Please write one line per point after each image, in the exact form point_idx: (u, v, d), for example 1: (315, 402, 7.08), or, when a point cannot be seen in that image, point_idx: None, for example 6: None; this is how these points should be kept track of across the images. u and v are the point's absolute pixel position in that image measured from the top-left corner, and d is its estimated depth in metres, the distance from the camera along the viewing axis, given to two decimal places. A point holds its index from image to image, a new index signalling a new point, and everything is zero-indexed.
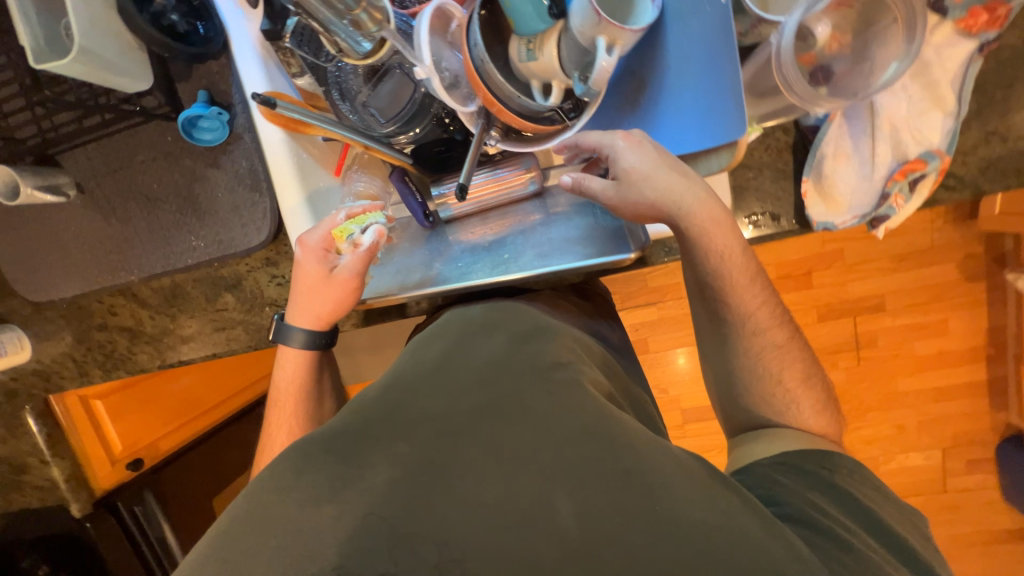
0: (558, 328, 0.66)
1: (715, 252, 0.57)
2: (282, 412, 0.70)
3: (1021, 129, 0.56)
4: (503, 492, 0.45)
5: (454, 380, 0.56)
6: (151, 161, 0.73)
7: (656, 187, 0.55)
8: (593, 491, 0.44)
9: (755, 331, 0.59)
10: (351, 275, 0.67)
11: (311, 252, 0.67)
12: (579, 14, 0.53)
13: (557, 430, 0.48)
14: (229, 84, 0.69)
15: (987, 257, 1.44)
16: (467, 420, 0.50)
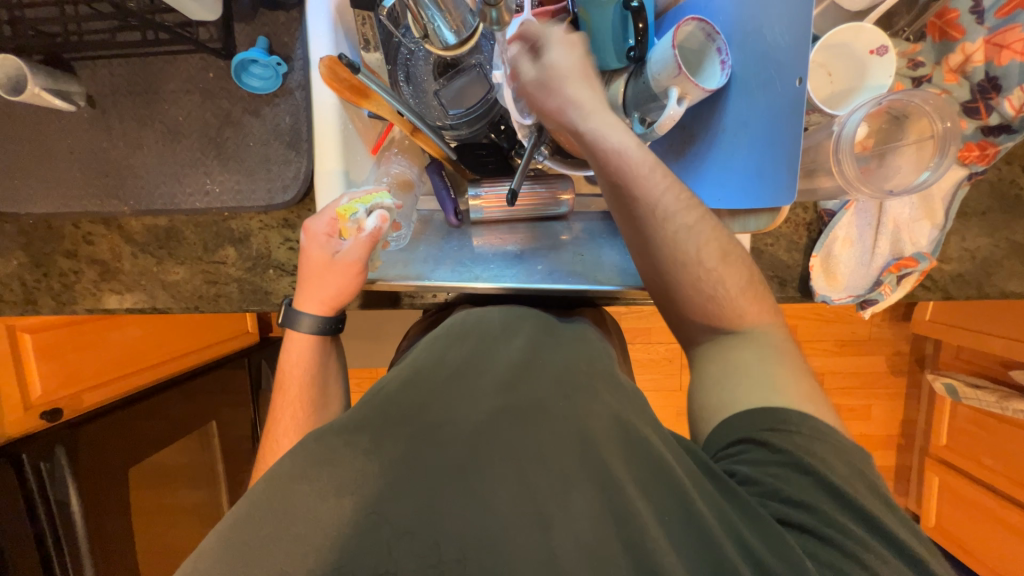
0: (580, 338, 0.65)
1: (615, 150, 0.53)
2: (286, 398, 0.65)
3: (984, 251, 0.67)
4: (521, 491, 0.42)
5: (477, 381, 0.52)
6: (184, 93, 0.68)
7: (570, 88, 0.55)
8: (609, 496, 0.42)
9: (668, 218, 0.53)
10: (356, 260, 0.64)
11: (314, 239, 0.64)
12: (661, 62, 0.57)
13: (583, 435, 0.46)
14: (293, 39, 0.67)
15: (911, 356, 1.63)
16: (487, 422, 0.46)
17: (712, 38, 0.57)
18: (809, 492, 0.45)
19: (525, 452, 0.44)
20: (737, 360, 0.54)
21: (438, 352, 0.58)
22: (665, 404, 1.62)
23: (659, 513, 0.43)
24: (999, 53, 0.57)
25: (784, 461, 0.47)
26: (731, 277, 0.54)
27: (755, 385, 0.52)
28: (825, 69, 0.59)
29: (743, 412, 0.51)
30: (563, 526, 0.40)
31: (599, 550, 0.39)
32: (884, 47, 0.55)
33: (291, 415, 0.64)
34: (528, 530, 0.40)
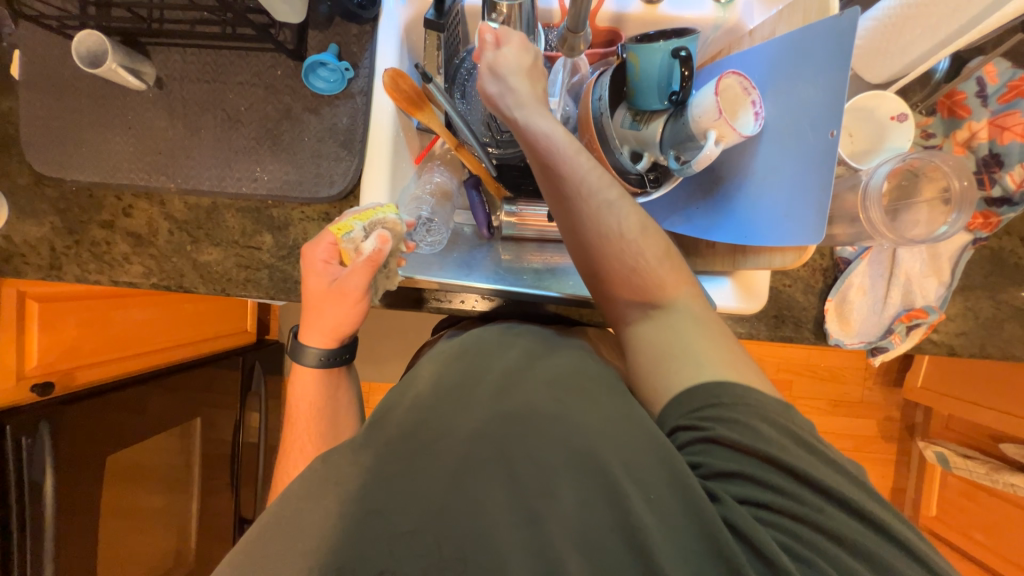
0: (576, 348, 0.64)
1: (552, 145, 0.55)
2: (295, 430, 0.65)
3: (987, 313, 0.71)
4: (516, 488, 0.44)
5: (480, 393, 0.52)
6: (250, 87, 0.72)
7: (512, 78, 0.57)
8: (598, 488, 0.44)
9: (594, 195, 0.55)
10: (355, 288, 0.62)
11: (312, 266, 0.63)
12: (702, 106, 0.62)
13: (573, 433, 0.47)
14: (362, 50, 0.72)
15: (901, 423, 1.66)
16: (490, 430, 0.47)
17: (747, 91, 0.62)
18: (757, 469, 0.46)
19: (525, 450, 0.46)
20: (670, 338, 0.55)
21: (443, 366, 0.56)
22: None
23: (647, 499, 0.44)
24: (1001, 133, 0.64)
25: (723, 443, 0.47)
26: (653, 252, 0.57)
27: (687, 367, 0.53)
28: (849, 132, 0.65)
29: (674, 400, 0.52)
30: (556, 520, 0.43)
31: (590, 534, 0.43)
32: (904, 114, 0.60)
33: (302, 444, 0.64)
34: (519, 527, 0.43)
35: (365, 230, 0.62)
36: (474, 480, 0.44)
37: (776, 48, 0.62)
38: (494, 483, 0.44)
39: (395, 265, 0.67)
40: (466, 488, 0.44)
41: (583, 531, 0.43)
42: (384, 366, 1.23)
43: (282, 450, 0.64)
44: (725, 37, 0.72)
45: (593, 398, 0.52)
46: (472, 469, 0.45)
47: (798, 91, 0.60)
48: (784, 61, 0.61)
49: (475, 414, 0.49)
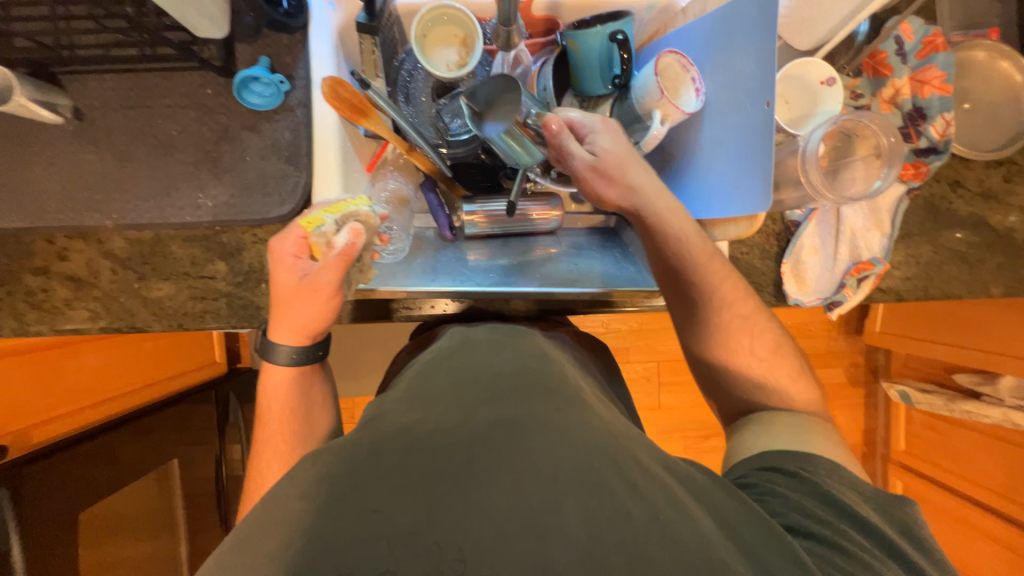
0: (555, 354, 0.63)
1: (674, 235, 0.61)
2: (268, 428, 0.63)
3: (926, 257, 0.76)
4: (517, 500, 0.38)
5: (470, 397, 0.50)
6: (180, 109, 0.68)
7: (627, 172, 0.61)
8: (604, 501, 0.39)
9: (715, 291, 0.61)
10: (327, 283, 0.58)
11: (280, 262, 0.59)
12: (645, 88, 0.63)
13: (576, 446, 0.43)
14: (296, 60, 0.69)
15: (866, 368, 1.76)
16: (481, 431, 0.44)
17: (686, 69, 0.64)
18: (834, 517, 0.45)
19: (526, 457, 0.41)
20: (773, 422, 0.58)
21: (426, 376, 0.56)
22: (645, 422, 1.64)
23: (656, 521, 0.39)
24: (921, 88, 0.68)
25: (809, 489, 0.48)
26: (766, 345, 0.62)
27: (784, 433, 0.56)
28: (783, 98, 0.68)
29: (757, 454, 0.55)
30: (558, 534, 0.36)
31: (595, 552, 0.36)
32: (831, 78, 0.63)
33: (275, 442, 0.62)
34: (526, 539, 0.36)
35: (336, 224, 0.59)
36: (471, 483, 0.39)
37: (709, 22, 0.63)
38: (497, 487, 0.39)
39: (368, 259, 0.66)
40: (456, 499, 0.37)
41: (586, 544, 0.36)
42: (365, 379, 1.21)
43: (254, 448, 0.63)
44: (660, 16, 0.71)
45: (572, 399, 0.50)
46: (471, 472, 0.40)
47: (733, 63, 0.61)
48: (717, 35, 0.62)
49: (465, 418, 0.46)
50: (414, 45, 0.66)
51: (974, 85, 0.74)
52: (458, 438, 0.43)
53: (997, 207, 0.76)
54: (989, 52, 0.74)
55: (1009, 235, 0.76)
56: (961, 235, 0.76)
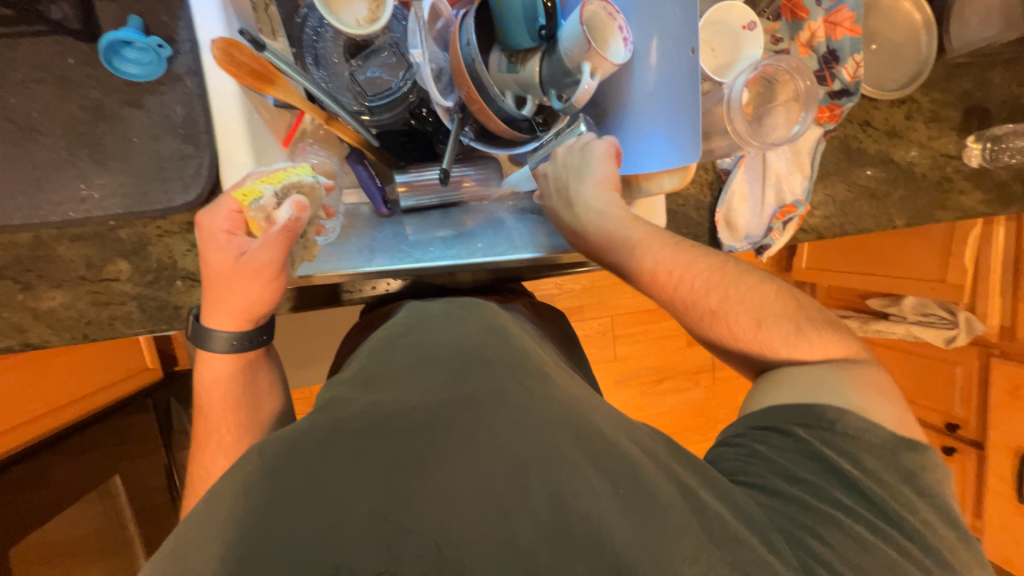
0: (509, 324, 0.59)
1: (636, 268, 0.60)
2: (210, 422, 0.58)
3: (841, 195, 0.82)
4: (481, 480, 0.37)
5: (429, 374, 0.46)
6: (37, 84, 0.58)
7: (583, 213, 0.62)
8: (569, 477, 0.38)
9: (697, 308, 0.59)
10: (268, 263, 0.53)
11: (213, 239, 0.54)
12: (572, 39, 0.60)
13: (539, 422, 0.41)
14: (176, 19, 0.60)
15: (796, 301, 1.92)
16: (441, 410, 0.41)
17: (613, 17, 0.61)
18: (818, 473, 0.50)
19: (490, 436, 0.39)
20: (802, 379, 0.56)
21: (376, 356, 0.52)
22: (605, 374, 1.72)
23: (619, 496, 0.39)
24: (834, 29, 0.70)
25: (806, 451, 0.51)
26: (771, 337, 0.58)
27: (807, 383, 0.55)
28: (709, 45, 0.66)
29: (758, 411, 0.56)
30: (521, 511, 0.36)
31: (564, 528, 0.36)
32: (752, 22, 0.64)
33: (220, 436, 0.57)
34: (492, 518, 0.35)
35: (276, 196, 0.53)
36: (430, 465, 0.37)
37: None
38: (455, 463, 0.37)
39: (312, 234, 0.60)
40: (413, 484, 0.36)
41: (553, 522, 0.36)
42: (317, 367, 1.16)
43: (195, 444, 0.58)
44: None
45: (534, 372, 0.48)
46: (431, 455, 0.38)
47: (658, 11, 0.60)
48: None
49: (425, 396, 0.43)
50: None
51: (880, 26, 0.78)
52: (414, 417, 0.40)
53: (900, 143, 0.81)
54: None
55: (910, 169, 0.82)
56: (870, 172, 0.81)
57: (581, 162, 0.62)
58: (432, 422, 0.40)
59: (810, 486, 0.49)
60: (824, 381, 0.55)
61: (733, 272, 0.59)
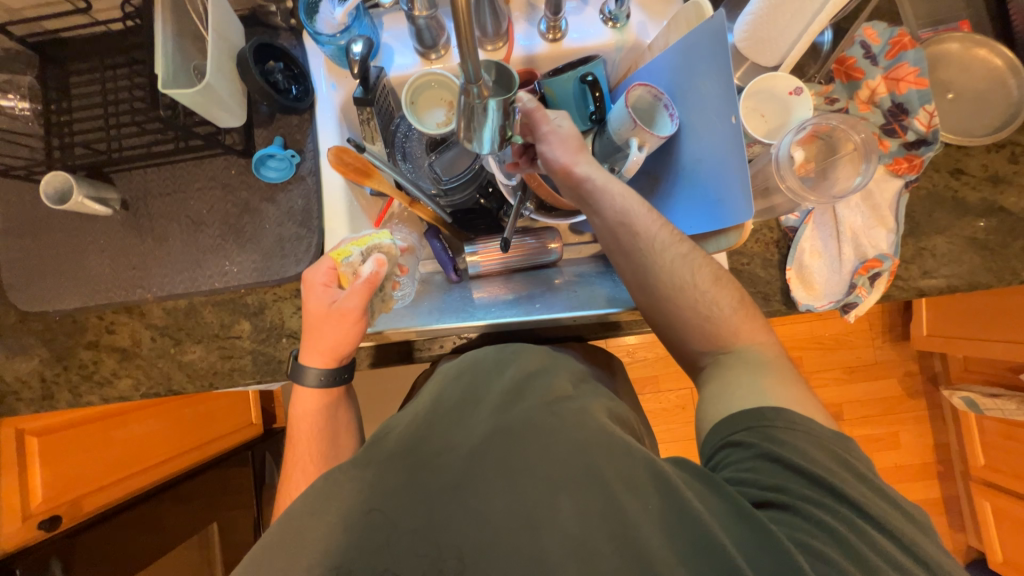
0: (563, 364, 0.63)
1: (629, 203, 0.61)
2: (297, 450, 0.66)
3: (942, 248, 0.73)
4: (512, 499, 0.46)
5: (481, 405, 0.55)
6: (209, 190, 0.77)
7: (580, 145, 0.64)
8: (597, 497, 0.45)
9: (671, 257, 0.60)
10: (354, 308, 0.62)
11: (313, 289, 0.64)
12: (619, 120, 0.67)
13: (569, 445, 0.49)
14: (305, 135, 0.77)
15: (923, 376, 1.61)
16: (484, 441, 0.50)
17: (659, 97, 0.68)
18: (785, 477, 0.47)
19: (524, 460, 0.48)
20: (727, 380, 0.56)
21: (439, 384, 0.60)
22: (686, 453, 1.55)
23: (648, 510, 0.44)
24: (898, 84, 0.69)
25: (759, 454, 0.49)
26: (730, 304, 0.60)
27: (743, 391, 0.53)
28: (758, 112, 0.70)
29: (711, 427, 0.54)
30: (553, 527, 0.44)
31: (587, 542, 0.43)
32: (798, 88, 0.66)
33: (303, 464, 0.65)
34: (521, 531, 0.44)
35: (364, 255, 0.65)
36: (472, 489, 0.46)
37: (670, 56, 0.67)
38: (502, 500, 0.46)
39: (389, 289, 0.71)
40: (461, 500, 0.46)
41: (579, 536, 0.43)
42: None
43: (286, 468, 0.66)
44: (629, 54, 0.77)
45: (570, 401, 0.55)
46: (472, 479, 0.47)
47: (699, 89, 0.64)
48: (681, 66, 0.66)
49: (474, 431, 0.52)
50: (406, 111, 0.73)
51: (953, 75, 0.75)
52: (460, 449, 0.49)
53: (1008, 189, 0.73)
54: (962, 42, 0.75)
55: None
56: (973, 223, 0.73)
57: None
58: (472, 454, 0.49)
59: (780, 490, 0.46)
60: (761, 387, 0.53)
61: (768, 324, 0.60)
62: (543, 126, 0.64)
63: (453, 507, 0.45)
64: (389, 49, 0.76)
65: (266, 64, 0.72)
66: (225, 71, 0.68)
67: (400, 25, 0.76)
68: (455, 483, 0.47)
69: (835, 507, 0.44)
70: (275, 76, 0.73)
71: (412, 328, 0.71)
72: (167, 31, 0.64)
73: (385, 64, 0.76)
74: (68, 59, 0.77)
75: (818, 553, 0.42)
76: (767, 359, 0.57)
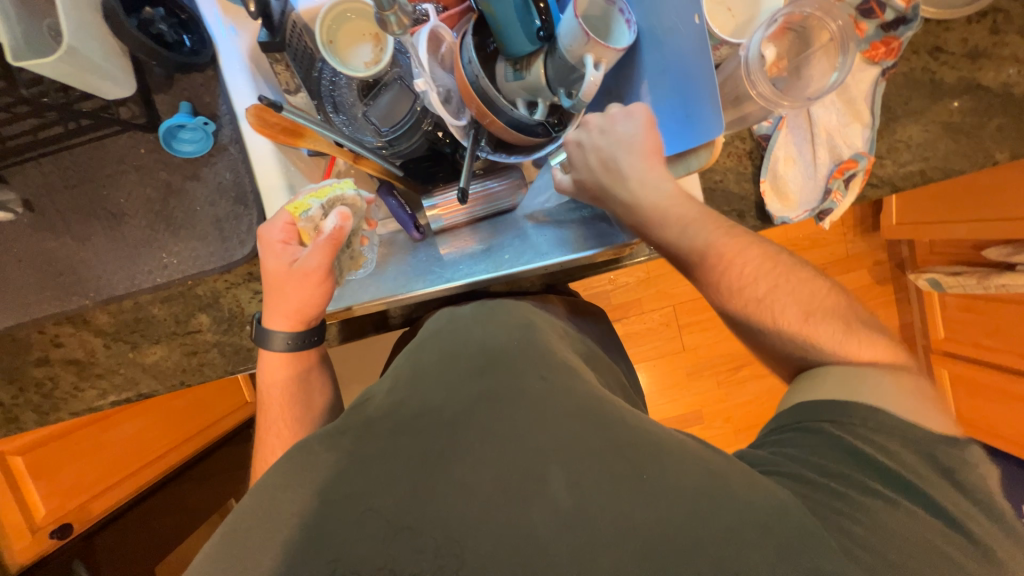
0: (544, 323, 0.63)
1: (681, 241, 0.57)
2: (269, 415, 0.63)
3: (917, 138, 0.70)
4: (500, 470, 0.44)
5: (460, 374, 0.53)
6: (120, 175, 0.68)
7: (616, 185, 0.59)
8: (589, 467, 0.44)
9: (740, 291, 0.55)
10: (317, 267, 0.58)
11: (270, 248, 0.59)
12: (569, 34, 0.58)
13: (557, 411, 0.48)
14: (216, 96, 0.67)
15: (890, 263, 1.67)
16: (464, 409, 0.49)
17: (611, 2, 0.59)
18: (851, 468, 0.46)
19: (511, 433, 0.47)
20: (825, 377, 0.52)
21: (417, 355, 0.58)
22: (672, 368, 1.62)
23: (641, 480, 0.44)
24: None
25: (833, 444, 0.47)
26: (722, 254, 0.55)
27: (829, 385, 0.51)
28: (724, 6, 0.62)
29: (784, 410, 0.53)
30: (545, 501, 0.43)
31: (579, 514, 0.42)
32: None
33: (278, 429, 0.63)
34: (513, 506, 0.43)
35: (324, 208, 0.59)
36: (464, 457, 0.45)
37: None
38: (490, 463, 0.45)
39: (357, 245, 0.68)
40: (452, 469, 0.45)
41: (571, 508, 0.42)
42: None
43: (259, 435, 0.64)
44: None
45: (558, 364, 0.55)
46: (462, 447, 0.46)
47: None
48: None
49: (454, 397, 0.51)
50: (326, 53, 0.62)
51: None
52: (443, 415, 0.49)
53: (987, 64, 0.68)
54: None
55: (1006, 91, 0.69)
56: (949, 105, 0.69)
57: (612, 135, 0.58)
58: (460, 421, 0.48)
59: (837, 478, 0.45)
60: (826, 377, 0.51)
61: (757, 248, 0.56)
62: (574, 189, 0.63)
63: (445, 476, 0.45)
64: None
65: (143, 12, 0.60)
66: (88, 25, 0.56)
67: None
68: (441, 453, 0.46)
69: (884, 499, 0.44)
70: (158, 26, 0.61)
71: (383, 300, 0.69)
72: None
73: None
74: None
75: (844, 529, 0.42)
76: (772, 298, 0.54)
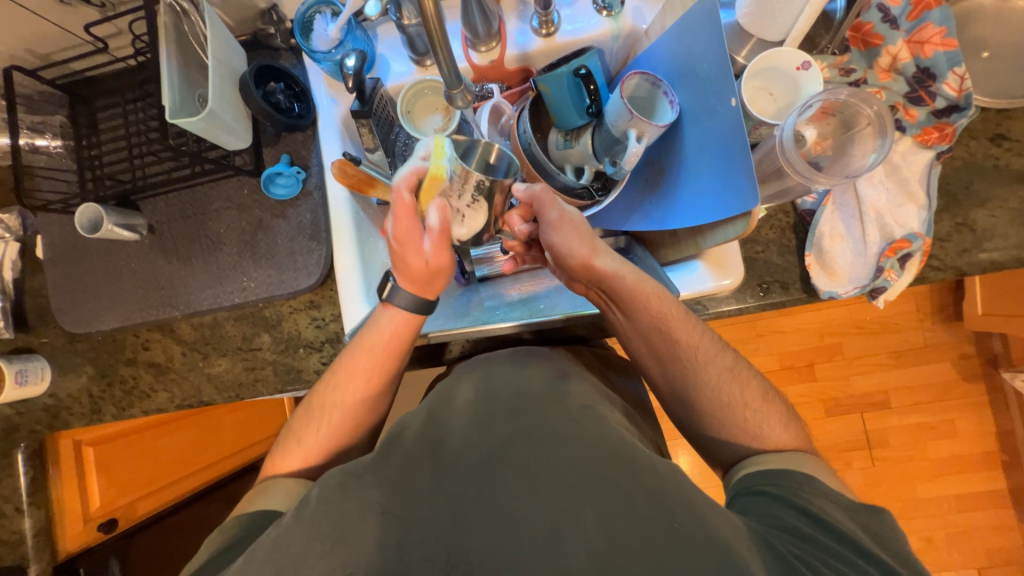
0: (576, 370, 0.63)
1: (646, 311, 0.59)
2: (311, 423, 0.64)
3: (984, 223, 0.67)
4: (535, 509, 0.45)
5: (495, 407, 0.55)
6: (225, 210, 0.81)
7: (579, 246, 0.58)
8: (622, 510, 0.45)
9: (709, 361, 0.60)
10: (440, 259, 0.59)
11: (408, 212, 0.56)
12: (614, 112, 0.64)
13: (589, 457, 0.48)
14: (310, 151, 0.80)
15: (981, 358, 1.48)
16: (498, 444, 0.50)
17: (657, 85, 0.66)
18: (820, 534, 0.46)
19: (541, 472, 0.48)
20: (773, 465, 0.54)
21: (450, 386, 0.61)
22: None
23: (673, 528, 0.44)
24: (922, 47, 0.63)
25: (789, 506, 0.49)
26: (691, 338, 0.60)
27: (779, 464, 0.54)
28: (767, 91, 0.67)
29: (743, 486, 0.55)
30: (576, 538, 0.43)
31: (612, 557, 0.42)
32: (806, 61, 0.62)
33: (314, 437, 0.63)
34: (542, 545, 0.43)
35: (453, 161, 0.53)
36: (489, 494, 0.47)
37: (668, 43, 0.66)
38: (508, 494, 0.47)
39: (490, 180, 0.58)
40: (481, 506, 0.46)
41: (604, 550, 0.43)
42: None
43: (290, 435, 0.64)
44: (626, 41, 0.74)
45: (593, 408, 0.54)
46: (491, 485, 0.48)
47: (699, 74, 0.63)
48: (678, 50, 0.65)
49: (485, 434, 0.52)
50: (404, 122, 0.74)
51: (987, 32, 0.70)
52: (476, 452, 0.50)
53: None
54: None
55: None
56: (1019, 191, 0.66)
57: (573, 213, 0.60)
58: (492, 459, 0.49)
59: (820, 546, 0.45)
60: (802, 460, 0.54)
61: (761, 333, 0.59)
62: (550, 210, 0.59)
63: (473, 513, 0.46)
64: (384, 59, 0.77)
65: (268, 86, 0.76)
66: (229, 95, 0.72)
67: (392, 35, 0.77)
68: (466, 489, 0.48)
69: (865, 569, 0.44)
70: (277, 96, 0.76)
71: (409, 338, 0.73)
72: (172, 64, 0.68)
73: (382, 73, 0.77)
74: (93, 96, 0.82)
75: None
76: (750, 403, 0.59)
